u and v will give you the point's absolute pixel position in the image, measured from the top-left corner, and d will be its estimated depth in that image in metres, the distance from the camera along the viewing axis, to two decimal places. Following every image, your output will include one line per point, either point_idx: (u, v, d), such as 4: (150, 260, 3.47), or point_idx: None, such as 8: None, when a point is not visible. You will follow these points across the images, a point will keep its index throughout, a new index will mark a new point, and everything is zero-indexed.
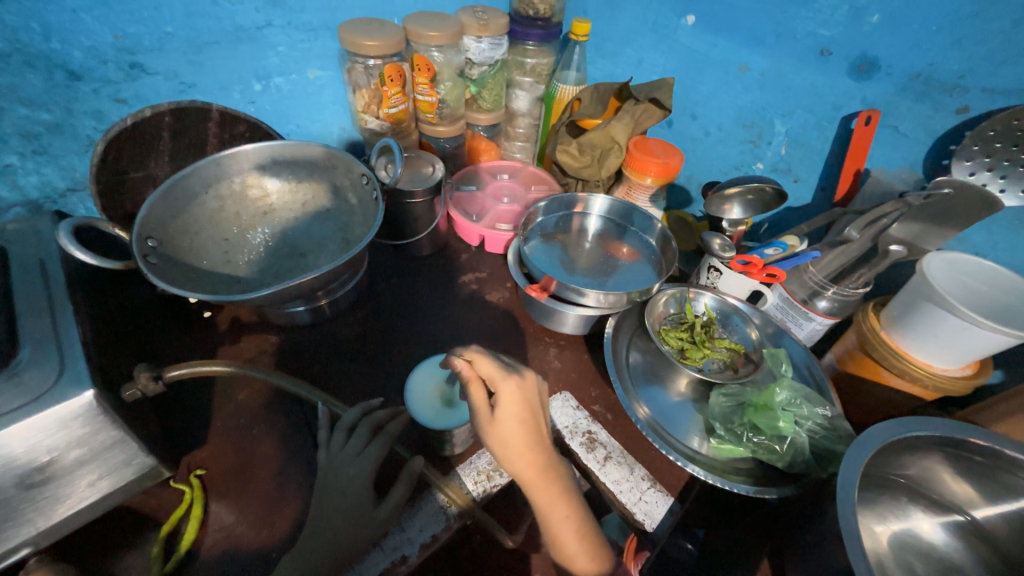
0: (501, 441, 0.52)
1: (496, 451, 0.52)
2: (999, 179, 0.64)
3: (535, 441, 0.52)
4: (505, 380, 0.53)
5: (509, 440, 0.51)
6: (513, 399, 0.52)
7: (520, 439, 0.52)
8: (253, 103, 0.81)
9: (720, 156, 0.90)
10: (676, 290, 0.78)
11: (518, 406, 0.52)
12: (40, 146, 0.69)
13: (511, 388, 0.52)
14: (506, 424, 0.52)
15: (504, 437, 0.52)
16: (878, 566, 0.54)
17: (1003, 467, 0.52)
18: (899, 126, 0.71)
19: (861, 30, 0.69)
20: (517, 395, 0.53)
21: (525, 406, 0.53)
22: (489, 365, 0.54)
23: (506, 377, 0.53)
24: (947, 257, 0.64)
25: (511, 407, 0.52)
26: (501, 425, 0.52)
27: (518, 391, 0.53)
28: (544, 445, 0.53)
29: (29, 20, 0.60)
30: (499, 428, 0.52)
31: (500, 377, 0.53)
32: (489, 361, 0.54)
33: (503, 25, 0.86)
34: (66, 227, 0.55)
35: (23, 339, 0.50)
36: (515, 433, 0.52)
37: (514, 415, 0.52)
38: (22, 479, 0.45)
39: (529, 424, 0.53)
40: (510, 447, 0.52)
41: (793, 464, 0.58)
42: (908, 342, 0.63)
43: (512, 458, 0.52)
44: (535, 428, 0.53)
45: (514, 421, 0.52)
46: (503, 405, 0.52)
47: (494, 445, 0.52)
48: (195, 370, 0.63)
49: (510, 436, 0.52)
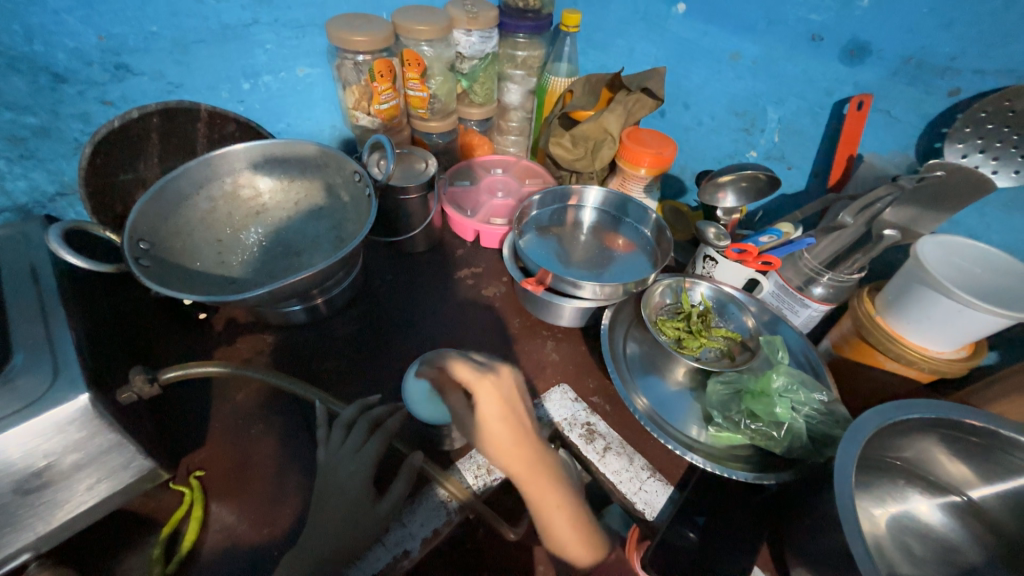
0: (487, 440, 0.53)
1: (484, 449, 0.53)
2: (991, 161, 0.64)
3: (520, 436, 0.53)
4: (480, 382, 0.53)
5: (494, 437, 0.52)
6: (491, 398, 0.53)
7: (505, 435, 0.52)
8: (242, 102, 0.81)
9: (713, 144, 0.90)
10: (672, 279, 0.77)
11: (497, 402, 0.53)
12: (28, 151, 0.68)
13: (489, 387, 0.53)
14: (490, 425, 0.52)
15: (487, 434, 0.53)
16: (877, 549, 0.55)
17: (999, 447, 0.52)
18: (891, 110, 0.71)
19: (851, 15, 0.68)
20: (494, 394, 0.53)
21: (505, 402, 0.53)
22: (464, 370, 0.54)
23: (481, 378, 0.54)
24: (940, 239, 0.63)
25: (494, 408, 0.53)
26: (486, 421, 0.53)
27: (495, 390, 0.53)
28: (532, 438, 0.54)
29: (10, 22, 0.59)
30: (483, 429, 0.53)
31: (475, 379, 0.54)
32: (464, 367, 0.54)
33: (492, 18, 0.86)
34: (56, 232, 0.55)
35: (16, 345, 0.50)
36: (498, 431, 0.52)
37: (493, 414, 0.53)
38: (21, 485, 0.45)
39: (512, 419, 0.53)
40: (494, 446, 0.52)
41: (791, 450, 0.58)
42: (903, 325, 0.63)
43: (497, 455, 0.52)
44: (521, 423, 0.54)
45: (495, 419, 0.52)
46: (483, 407, 0.53)
47: (481, 444, 0.53)
48: (190, 370, 0.63)
49: (494, 435, 0.52)
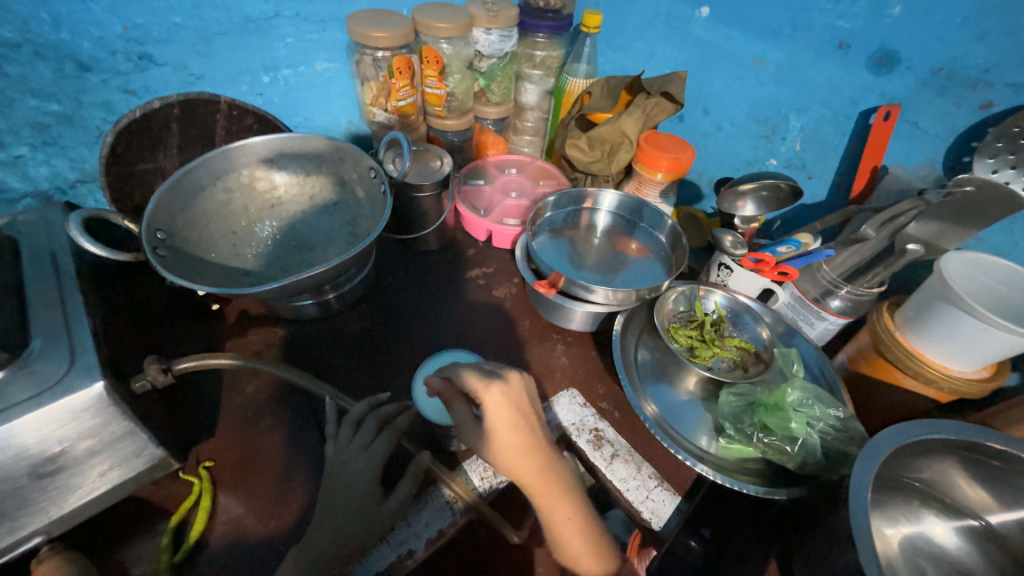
0: (495, 449, 0.52)
1: (493, 459, 0.52)
2: (1022, 177, 0.61)
3: (529, 445, 0.52)
4: (489, 390, 0.52)
5: (503, 446, 0.52)
6: (499, 406, 0.52)
7: (514, 444, 0.52)
8: (261, 95, 0.81)
9: (732, 151, 0.89)
10: (686, 287, 0.77)
11: (506, 411, 0.52)
12: (51, 137, 0.68)
13: (496, 395, 0.52)
14: (498, 433, 0.52)
15: (496, 444, 0.52)
16: (889, 569, 0.54)
17: (1020, 472, 0.51)
18: (919, 121, 0.69)
19: (881, 23, 0.67)
20: (502, 401, 0.52)
21: (513, 411, 0.53)
22: (472, 378, 0.54)
23: (489, 386, 0.53)
24: (965, 256, 0.62)
25: (502, 417, 0.52)
26: (494, 429, 0.52)
27: (503, 399, 0.53)
28: (540, 448, 0.53)
29: (38, 9, 0.60)
30: (491, 439, 0.52)
31: (483, 387, 0.53)
32: (471, 375, 0.54)
33: (512, 17, 0.85)
34: (76, 219, 0.55)
35: (34, 330, 0.50)
36: (507, 440, 0.52)
37: (501, 422, 0.52)
38: (35, 469, 0.46)
39: (521, 428, 0.53)
40: (503, 456, 0.52)
41: (803, 465, 0.57)
42: (923, 342, 0.62)
43: (506, 465, 0.52)
44: (529, 433, 0.53)
45: (503, 428, 0.52)
46: (491, 415, 0.52)
47: (490, 454, 0.52)
48: (204, 361, 0.63)
49: (503, 444, 0.52)
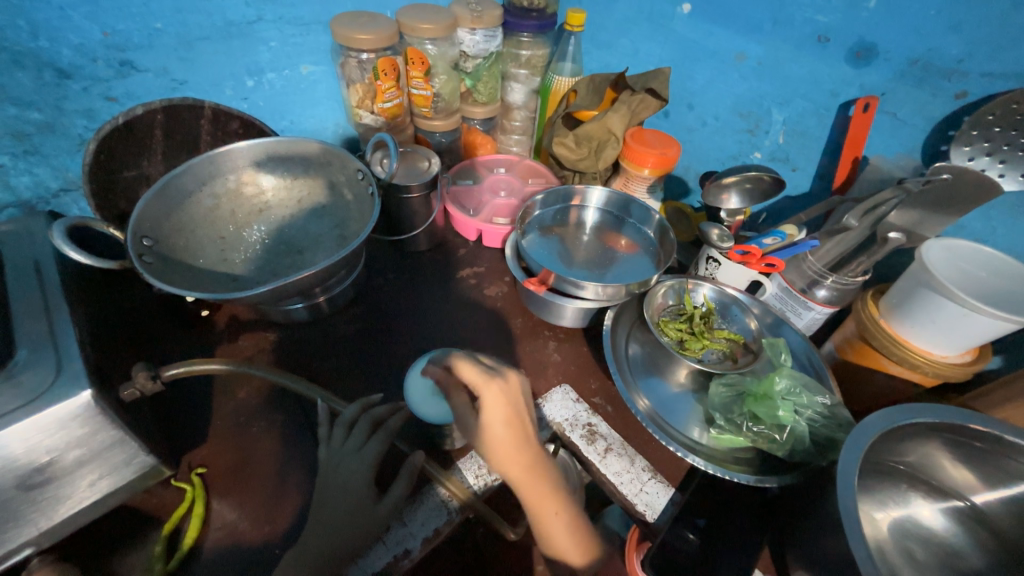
0: (489, 444, 0.53)
1: (487, 453, 0.53)
2: (997, 164, 0.63)
3: (522, 443, 0.53)
4: (488, 387, 0.53)
5: (497, 442, 0.52)
6: (497, 404, 0.52)
7: (508, 441, 0.52)
8: (246, 100, 0.81)
9: (717, 146, 0.90)
10: (675, 280, 0.77)
11: (502, 409, 0.52)
12: (32, 146, 0.68)
13: (495, 393, 0.53)
14: (493, 429, 0.52)
15: (490, 440, 0.53)
16: (879, 553, 0.54)
17: (1002, 452, 0.52)
18: (898, 112, 0.70)
19: (858, 16, 0.68)
20: (500, 399, 0.52)
21: (510, 408, 0.53)
22: (471, 373, 0.54)
23: (489, 383, 0.53)
24: (944, 243, 0.64)
25: (497, 415, 0.52)
26: (489, 425, 0.52)
27: (502, 396, 0.53)
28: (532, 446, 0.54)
29: (15, 17, 0.59)
30: (486, 434, 0.53)
31: (482, 383, 0.53)
32: (471, 370, 0.54)
33: (496, 17, 0.86)
34: (60, 227, 0.55)
35: (19, 341, 0.50)
36: (501, 437, 0.52)
37: (496, 418, 0.52)
38: (22, 480, 0.45)
39: (516, 426, 0.53)
40: (495, 451, 0.53)
41: (793, 453, 0.58)
42: (907, 328, 0.63)
43: (499, 461, 0.53)
44: (523, 430, 0.54)
45: (498, 426, 0.52)
46: (488, 411, 0.52)
47: (484, 448, 0.53)
48: (194, 367, 0.63)
49: (496, 440, 0.52)
